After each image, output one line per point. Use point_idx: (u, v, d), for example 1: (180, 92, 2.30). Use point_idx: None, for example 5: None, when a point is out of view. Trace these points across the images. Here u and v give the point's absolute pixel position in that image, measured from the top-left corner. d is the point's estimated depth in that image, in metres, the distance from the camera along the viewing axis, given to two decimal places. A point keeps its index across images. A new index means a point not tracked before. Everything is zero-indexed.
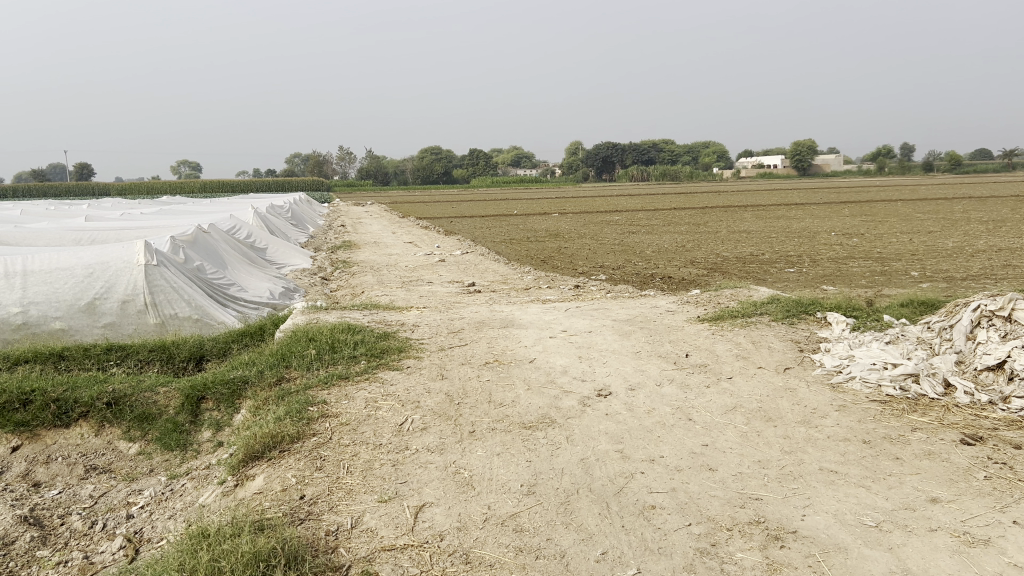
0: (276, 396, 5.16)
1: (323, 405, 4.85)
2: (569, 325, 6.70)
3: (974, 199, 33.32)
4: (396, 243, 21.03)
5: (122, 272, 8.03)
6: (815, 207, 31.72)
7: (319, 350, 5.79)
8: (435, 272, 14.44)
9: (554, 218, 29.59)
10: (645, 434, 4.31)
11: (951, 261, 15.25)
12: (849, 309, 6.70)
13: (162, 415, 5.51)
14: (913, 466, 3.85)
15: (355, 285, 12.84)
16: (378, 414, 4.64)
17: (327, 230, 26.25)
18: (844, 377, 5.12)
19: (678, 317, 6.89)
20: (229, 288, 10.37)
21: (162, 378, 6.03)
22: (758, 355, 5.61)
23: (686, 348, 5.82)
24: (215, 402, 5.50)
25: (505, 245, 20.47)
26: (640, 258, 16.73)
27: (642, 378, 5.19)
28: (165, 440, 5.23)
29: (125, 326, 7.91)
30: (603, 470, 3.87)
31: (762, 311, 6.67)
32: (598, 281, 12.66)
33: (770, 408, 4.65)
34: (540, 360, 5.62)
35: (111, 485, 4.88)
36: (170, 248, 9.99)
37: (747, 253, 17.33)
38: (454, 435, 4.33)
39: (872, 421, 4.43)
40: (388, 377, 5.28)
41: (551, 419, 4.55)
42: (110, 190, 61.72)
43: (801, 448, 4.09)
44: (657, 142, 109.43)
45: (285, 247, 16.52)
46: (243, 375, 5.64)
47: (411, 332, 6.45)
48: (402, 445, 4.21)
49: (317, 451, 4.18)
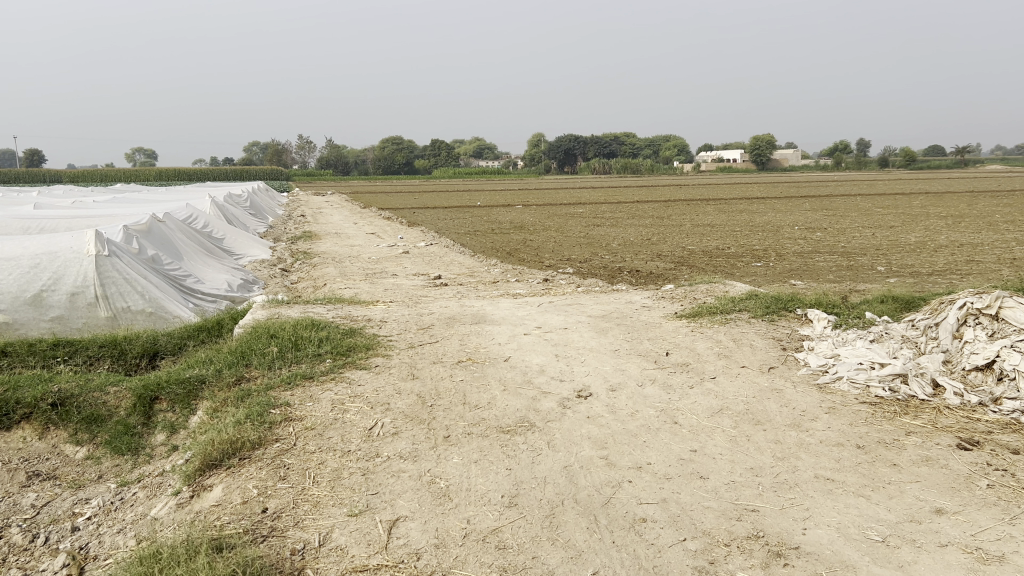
0: (235, 396, 4.84)
1: (286, 407, 4.54)
2: (543, 321, 6.45)
3: (932, 194, 33.82)
4: (358, 234, 20.60)
5: (70, 263, 7.62)
6: (777, 201, 31.94)
7: (281, 348, 5.46)
8: (399, 263, 14.13)
9: (518, 210, 29.38)
10: (631, 439, 4.08)
11: (916, 256, 15.29)
12: (829, 306, 6.55)
13: (112, 417, 5.15)
14: (912, 473, 3.68)
15: (316, 277, 12.47)
16: (346, 418, 4.35)
17: (286, 220, 25.74)
18: (831, 378, 4.95)
19: (655, 314, 6.68)
20: (186, 280, 9.96)
21: (112, 376, 5.66)
22: (740, 353, 5.41)
23: (665, 346, 5.60)
24: (169, 402, 5.15)
25: (471, 237, 20.17)
26: (607, 251, 16.55)
27: (622, 378, 4.96)
28: (115, 443, 4.87)
29: (74, 319, 7.49)
30: (589, 479, 3.63)
31: (741, 308, 6.48)
32: (567, 274, 12.44)
33: (758, 411, 4.45)
34: (516, 359, 5.37)
35: (55, 493, 4.53)
36: (123, 237, 9.53)
37: (713, 247, 17.24)
38: (428, 441, 4.06)
39: (864, 425, 4.26)
40: (356, 377, 4.99)
41: (530, 422, 4.30)
42: (61, 177, 60.10)
43: (794, 454, 3.90)
44: (619, 136, 109.89)
45: (244, 237, 16.03)
46: (199, 375, 5.30)
47: (378, 328, 6.16)
48: (373, 451, 3.93)
49: (280, 459, 3.87)
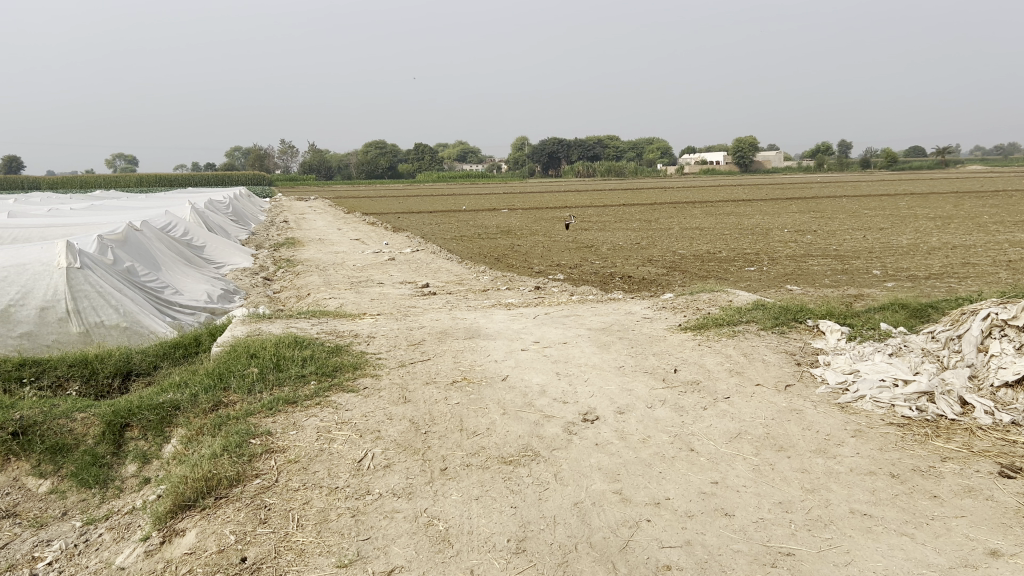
0: (212, 423, 4.46)
1: (267, 436, 4.17)
2: (541, 334, 6.11)
3: (917, 195, 33.80)
4: (343, 241, 20.15)
5: (40, 276, 7.21)
6: (764, 203, 31.78)
7: (262, 369, 5.08)
8: (385, 271, 13.74)
9: (504, 214, 29.05)
10: (644, 470, 3.74)
11: (910, 258, 15.08)
12: (841, 316, 6.23)
13: (79, 446, 4.76)
14: (956, 506, 3.35)
15: (300, 286, 12.10)
16: (332, 448, 3.98)
17: (269, 226, 25.26)
18: (853, 397, 4.63)
19: (658, 326, 6.34)
20: (162, 291, 9.56)
21: (80, 402, 5.26)
22: (753, 370, 5.09)
23: (673, 362, 5.27)
24: (141, 430, 4.75)
25: (457, 242, 19.79)
26: (597, 256, 16.24)
27: (630, 398, 4.62)
28: (82, 476, 4.48)
29: (44, 335, 7.07)
30: (603, 518, 3.29)
31: (748, 319, 6.17)
32: (557, 281, 12.10)
33: (779, 435, 4.12)
34: (514, 378, 5.01)
35: (14, 534, 4.13)
36: (97, 248, 9.12)
37: (704, 251, 16.97)
38: (423, 474, 3.70)
39: (895, 450, 3.94)
40: (343, 401, 4.62)
41: (534, 451, 3.95)
42: (40, 185, 59.23)
43: (824, 485, 3.57)
44: (603, 138, 110.08)
45: (225, 245, 15.60)
46: (173, 399, 4.90)
47: (366, 345, 5.79)
48: (363, 488, 3.57)
49: (259, 498, 3.51)
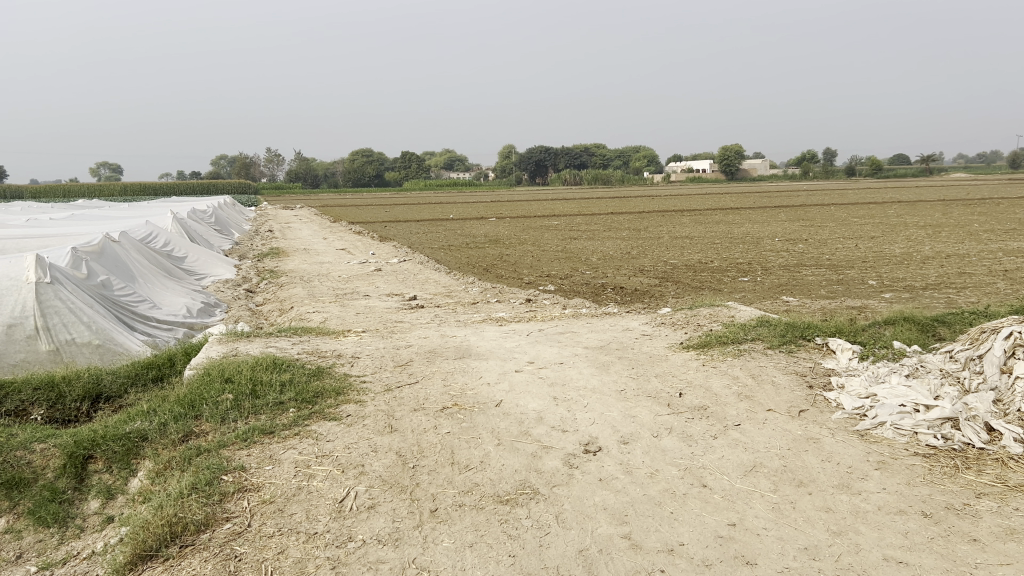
0: (181, 456, 4.10)
1: (240, 473, 3.81)
2: (536, 354, 5.77)
3: (905, 203, 33.83)
4: (328, 250, 19.78)
5: (8, 292, 6.82)
6: (754, 211, 31.65)
7: (237, 397, 4.72)
8: (371, 283, 13.40)
9: (492, 223, 28.69)
10: (654, 511, 3.41)
11: (905, 268, 14.85)
12: (851, 333, 5.92)
13: (38, 480, 4.35)
14: (999, 551, 3.04)
15: (284, 298, 11.76)
16: (312, 487, 3.63)
17: (254, 236, 24.85)
18: (872, 424, 4.32)
19: (658, 344, 6.02)
20: (138, 305, 9.17)
21: (41, 431, 4.87)
22: (763, 394, 4.77)
23: (677, 385, 4.95)
24: (105, 462, 4.37)
25: (446, 252, 19.45)
26: (587, 266, 15.94)
27: (634, 427, 4.29)
28: (39, 513, 4.04)
29: (11, 354, 6.67)
30: (611, 569, 2.96)
31: (753, 337, 5.85)
32: (549, 293, 11.78)
33: (798, 468, 3.80)
34: (509, 404, 4.68)
35: None
36: (70, 261, 8.73)
37: (695, 261, 16.71)
38: (411, 518, 3.35)
39: (924, 485, 3.63)
40: (324, 431, 4.28)
41: (532, 489, 3.62)
42: (23, 193, 58.58)
43: (851, 527, 3.26)
44: (588, 147, 110.40)
45: (208, 255, 15.22)
46: (140, 430, 4.53)
47: (350, 367, 5.45)
48: (345, 533, 3.23)
49: (229, 547, 3.16)
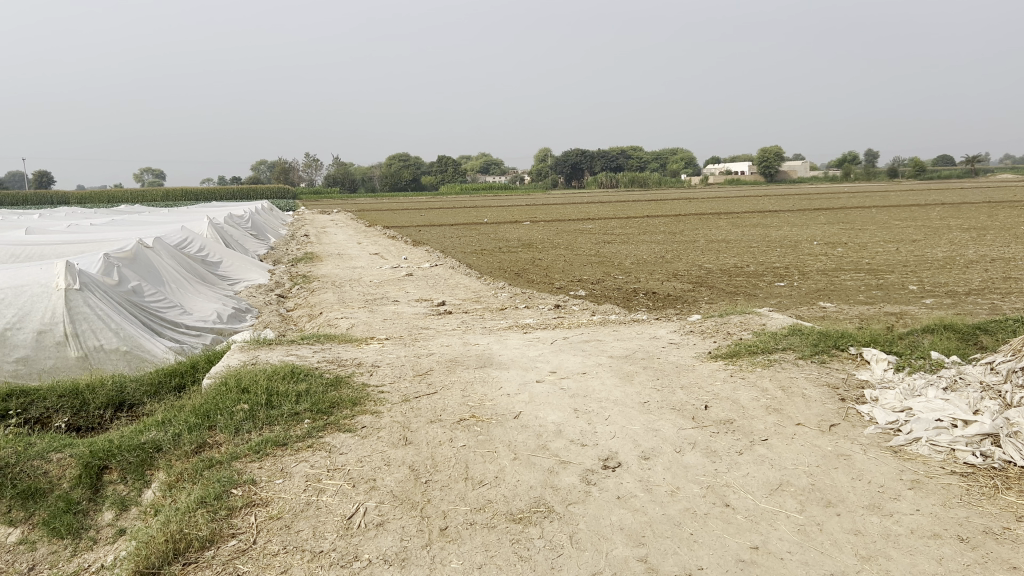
0: (194, 468, 4.04)
1: (249, 486, 3.74)
2: (559, 363, 5.64)
3: (949, 205, 33.03)
4: (361, 255, 19.82)
5: (38, 298, 6.86)
6: (793, 214, 31.17)
7: (252, 407, 4.66)
8: (401, 288, 13.36)
9: (525, 227, 28.54)
10: (673, 532, 3.26)
11: (947, 273, 14.44)
12: (886, 342, 5.70)
13: (54, 490, 4.32)
14: None
15: (313, 304, 11.76)
16: (321, 502, 3.55)
17: (289, 241, 25.03)
18: (907, 440, 4.13)
19: (685, 354, 5.85)
20: (168, 311, 9.21)
21: (60, 440, 4.84)
22: (793, 407, 4.59)
23: (703, 397, 4.79)
24: (120, 472, 4.32)
25: (478, 256, 19.37)
26: (620, 271, 15.77)
27: (656, 441, 4.14)
28: (54, 524, 4.00)
29: (41, 360, 6.71)
30: None
31: (784, 347, 5.66)
32: (579, 298, 11.63)
33: (826, 487, 3.63)
34: (528, 416, 4.55)
35: None
36: (101, 267, 8.79)
37: (730, 265, 16.43)
38: (420, 536, 3.25)
39: (960, 506, 3.43)
40: (338, 443, 4.20)
41: (547, 507, 3.49)
42: (68, 200, 59.80)
43: (881, 552, 3.09)
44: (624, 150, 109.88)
45: (242, 260, 15.32)
46: (156, 440, 4.49)
47: (369, 376, 5.36)
48: (351, 552, 3.14)
49: (232, 566, 3.08)
